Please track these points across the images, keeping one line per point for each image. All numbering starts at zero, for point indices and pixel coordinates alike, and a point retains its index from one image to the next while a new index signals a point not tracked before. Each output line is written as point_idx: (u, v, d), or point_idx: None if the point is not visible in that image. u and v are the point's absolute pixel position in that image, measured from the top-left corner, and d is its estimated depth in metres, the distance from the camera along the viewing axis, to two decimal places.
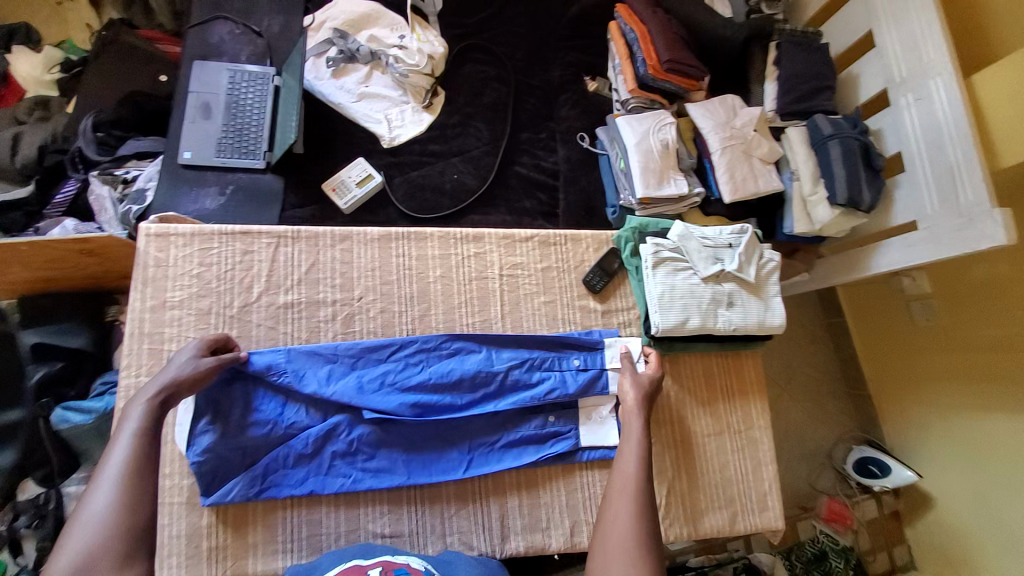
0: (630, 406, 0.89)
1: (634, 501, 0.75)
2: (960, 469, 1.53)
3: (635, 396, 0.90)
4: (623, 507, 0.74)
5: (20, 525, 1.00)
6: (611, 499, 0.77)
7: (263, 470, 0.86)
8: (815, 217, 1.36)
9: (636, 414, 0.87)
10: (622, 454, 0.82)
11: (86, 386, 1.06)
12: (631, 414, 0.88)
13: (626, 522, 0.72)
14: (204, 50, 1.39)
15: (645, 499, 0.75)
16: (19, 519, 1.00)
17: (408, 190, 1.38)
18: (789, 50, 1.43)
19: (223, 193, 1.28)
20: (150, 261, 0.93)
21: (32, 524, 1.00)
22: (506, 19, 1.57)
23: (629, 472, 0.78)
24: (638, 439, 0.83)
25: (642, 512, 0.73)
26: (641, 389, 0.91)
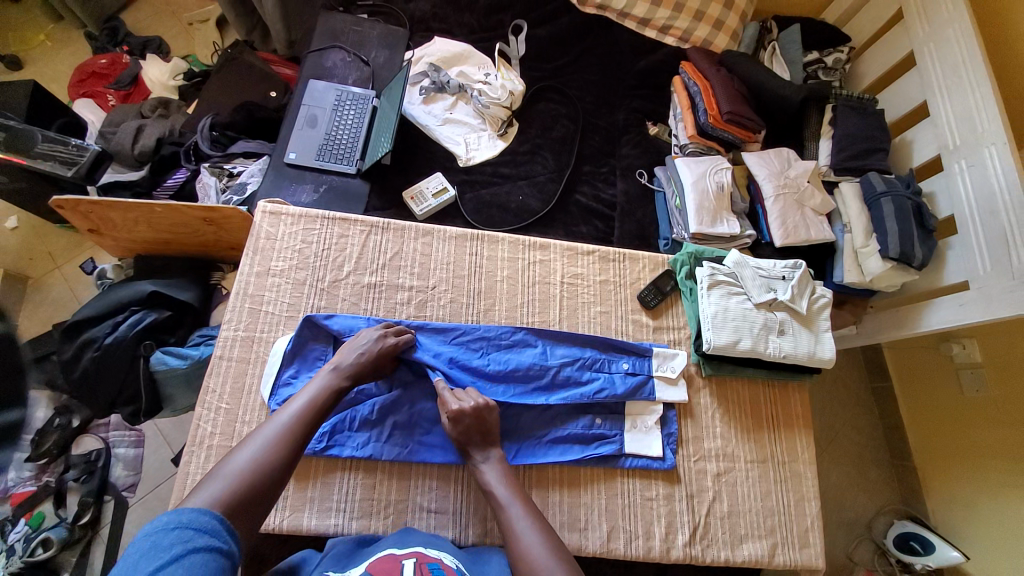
0: (471, 447, 0.91)
1: (537, 531, 0.81)
2: (1008, 558, 1.43)
3: (476, 434, 0.91)
4: (529, 536, 0.80)
5: (70, 478, 1.31)
6: (510, 532, 0.82)
7: (331, 427, 0.94)
8: (866, 269, 1.39)
9: (491, 444, 0.92)
10: (496, 494, 0.87)
11: (184, 336, 1.20)
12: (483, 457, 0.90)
13: (539, 543, 0.79)
14: (319, 72, 1.62)
15: (542, 528, 0.82)
16: (70, 472, 1.31)
17: (477, 205, 1.51)
18: (845, 113, 1.52)
19: (317, 191, 1.45)
20: (262, 233, 1.07)
21: (80, 478, 1.31)
22: (580, 67, 1.75)
23: (519, 514, 0.83)
24: (503, 480, 0.88)
25: (547, 539, 0.80)
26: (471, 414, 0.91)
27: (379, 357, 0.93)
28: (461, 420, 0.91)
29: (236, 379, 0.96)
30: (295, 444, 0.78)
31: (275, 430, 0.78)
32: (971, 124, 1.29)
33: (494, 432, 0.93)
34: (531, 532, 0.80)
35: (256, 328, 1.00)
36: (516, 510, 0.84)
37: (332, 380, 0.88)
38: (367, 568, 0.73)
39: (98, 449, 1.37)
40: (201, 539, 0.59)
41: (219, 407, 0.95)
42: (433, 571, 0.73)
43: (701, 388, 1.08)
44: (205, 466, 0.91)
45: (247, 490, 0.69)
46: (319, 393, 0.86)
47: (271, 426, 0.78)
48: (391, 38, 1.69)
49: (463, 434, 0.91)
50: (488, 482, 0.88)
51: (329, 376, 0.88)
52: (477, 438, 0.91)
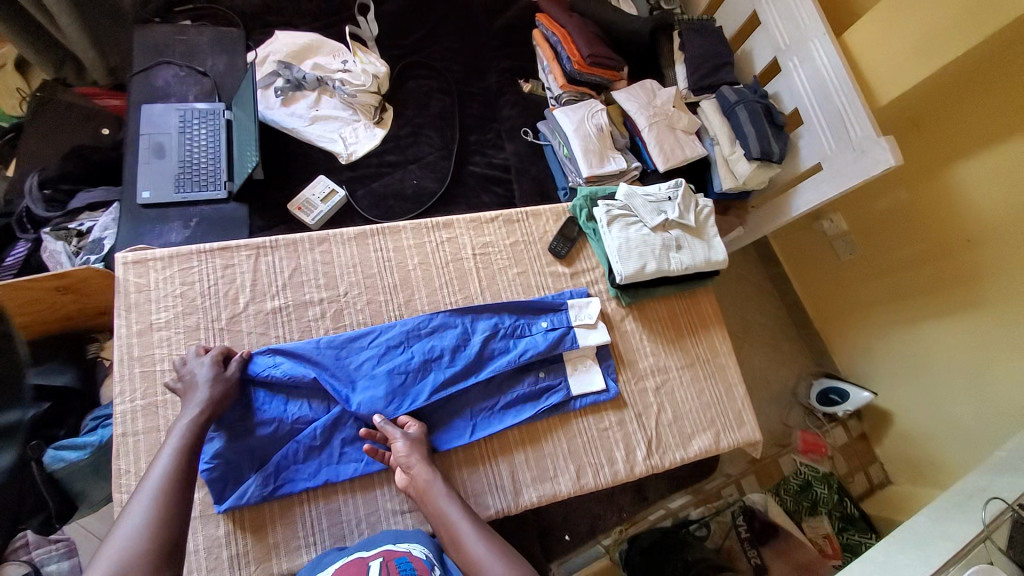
0: (412, 465, 0.89)
1: (483, 539, 0.82)
2: (908, 383, 1.73)
3: (417, 456, 0.90)
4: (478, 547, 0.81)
5: None
6: (456, 541, 0.83)
7: (275, 467, 0.89)
8: (738, 172, 1.54)
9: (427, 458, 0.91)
10: (433, 501, 0.87)
11: (76, 425, 1.06)
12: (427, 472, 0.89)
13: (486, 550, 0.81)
14: (150, 94, 1.42)
15: (487, 533, 0.83)
16: None
17: (373, 200, 1.45)
18: (690, 36, 1.63)
19: (188, 226, 1.31)
20: (130, 288, 0.95)
21: None
22: (440, 36, 1.70)
23: (461, 520, 0.85)
24: (451, 496, 0.87)
25: (493, 544, 0.81)
26: (419, 448, 0.91)
27: (225, 385, 0.87)
28: (412, 449, 0.90)
29: (149, 451, 0.88)
30: (179, 492, 0.74)
31: (149, 490, 0.74)
32: (795, 23, 1.46)
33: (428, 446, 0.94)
34: (476, 539, 0.82)
35: (155, 391, 0.91)
36: (460, 525, 0.84)
37: (197, 417, 0.82)
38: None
39: None
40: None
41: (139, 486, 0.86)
42: (400, 565, 0.75)
43: (624, 317, 1.16)
44: None
45: (146, 557, 0.67)
46: (187, 437, 0.80)
47: (144, 488, 0.74)
48: (225, 40, 1.52)
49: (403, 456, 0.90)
50: (436, 498, 0.87)
51: (191, 415, 0.82)
52: (417, 455, 0.90)
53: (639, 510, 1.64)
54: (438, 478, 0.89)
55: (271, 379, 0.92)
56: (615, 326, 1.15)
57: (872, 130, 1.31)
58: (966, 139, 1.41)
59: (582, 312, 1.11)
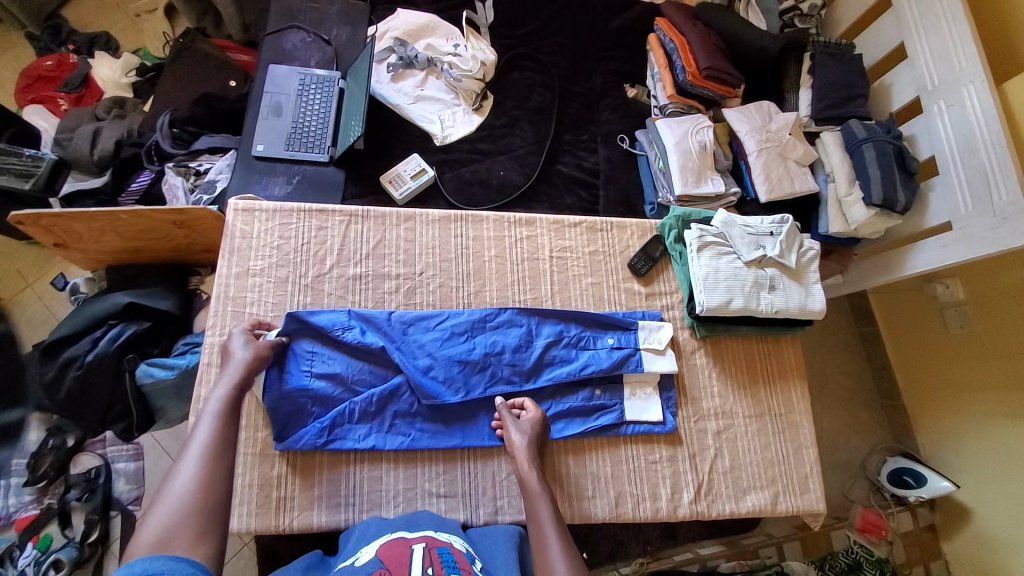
0: (517, 453, 0.90)
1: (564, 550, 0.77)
2: (1001, 485, 1.49)
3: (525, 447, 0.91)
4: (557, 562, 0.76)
5: (71, 498, 1.26)
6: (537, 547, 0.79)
7: (332, 422, 0.93)
8: (851, 217, 1.40)
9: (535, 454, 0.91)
10: (532, 500, 0.85)
11: (168, 346, 1.16)
12: (527, 464, 0.89)
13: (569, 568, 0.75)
14: (278, 56, 1.53)
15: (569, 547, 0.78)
16: (70, 492, 1.27)
17: (458, 184, 1.47)
18: (823, 59, 1.49)
19: (290, 182, 1.40)
20: (236, 233, 1.03)
21: (82, 497, 1.27)
22: (551, 30, 1.67)
23: (545, 525, 0.81)
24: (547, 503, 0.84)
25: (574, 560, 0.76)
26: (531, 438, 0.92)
27: (247, 369, 0.86)
28: (523, 435, 0.92)
29: None
30: (225, 457, 0.73)
31: (192, 460, 0.72)
32: (948, 63, 1.28)
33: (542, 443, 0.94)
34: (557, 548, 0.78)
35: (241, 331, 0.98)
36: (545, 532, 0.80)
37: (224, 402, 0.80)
38: (378, 553, 0.76)
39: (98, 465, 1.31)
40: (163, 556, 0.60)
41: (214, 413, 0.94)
42: (441, 553, 0.76)
43: (696, 349, 1.09)
44: None
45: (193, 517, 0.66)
46: (217, 420, 0.77)
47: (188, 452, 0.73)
48: (351, 14, 1.60)
49: (517, 438, 0.92)
50: (532, 498, 0.85)
51: (227, 386, 0.82)
52: (527, 445, 0.91)
53: (665, 547, 1.56)
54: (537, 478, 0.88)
55: (340, 338, 0.97)
56: (683, 356, 1.08)
57: (1021, 196, 1.13)
58: None
59: (653, 337, 1.06)
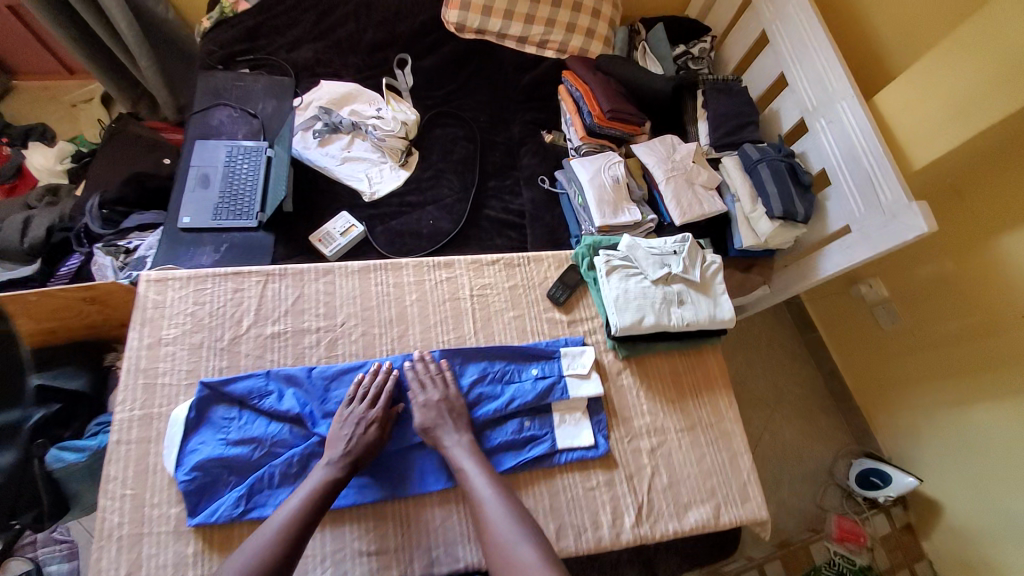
0: (442, 439, 0.95)
1: (509, 515, 0.86)
2: (962, 475, 1.53)
3: (446, 419, 0.96)
4: (506, 534, 0.84)
5: None
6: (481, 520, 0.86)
7: (248, 489, 0.89)
8: (759, 230, 1.50)
9: (462, 428, 0.97)
10: (469, 480, 0.91)
11: (81, 428, 1.12)
12: (454, 443, 0.94)
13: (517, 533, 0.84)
14: (205, 131, 1.59)
15: (513, 511, 0.87)
16: None
17: (389, 237, 1.52)
18: (714, 95, 1.67)
19: (218, 251, 1.42)
20: (148, 304, 1.03)
21: None
22: (470, 89, 1.81)
23: (487, 497, 0.88)
24: (485, 478, 0.91)
25: (519, 522, 0.85)
26: (449, 407, 0.97)
27: (369, 435, 0.93)
28: (442, 412, 0.96)
29: (137, 461, 0.91)
30: (298, 536, 0.82)
31: (270, 532, 0.82)
32: (823, 85, 1.44)
33: (466, 417, 0.98)
34: (502, 516, 0.86)
35: (153, 404, 0.95)
36: (484, 505, 0.87)
37: (330, 474, 0.88)
38: None
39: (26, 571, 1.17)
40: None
41: (123, 494, 0.89)
42: None
43: (621, 370, 1.12)
44: (118, 561, 0.85)
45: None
46: (318, 487, 0.86)
47: (271, 522, 0.83)
48: (277, 88, 1.69)
49: (431, 418, 0.96)
50: (467, 479, 0.91)
51: (330, 464, 0.89)
52: (447, 418, 0.96)
53: None
54: (472, 454, 0.93)
55: (255, 400, 0.95)
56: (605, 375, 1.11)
57: (902, 194, 1.25)
58: (1019, 204, 1.29)
59: (574, 365, 1.08)
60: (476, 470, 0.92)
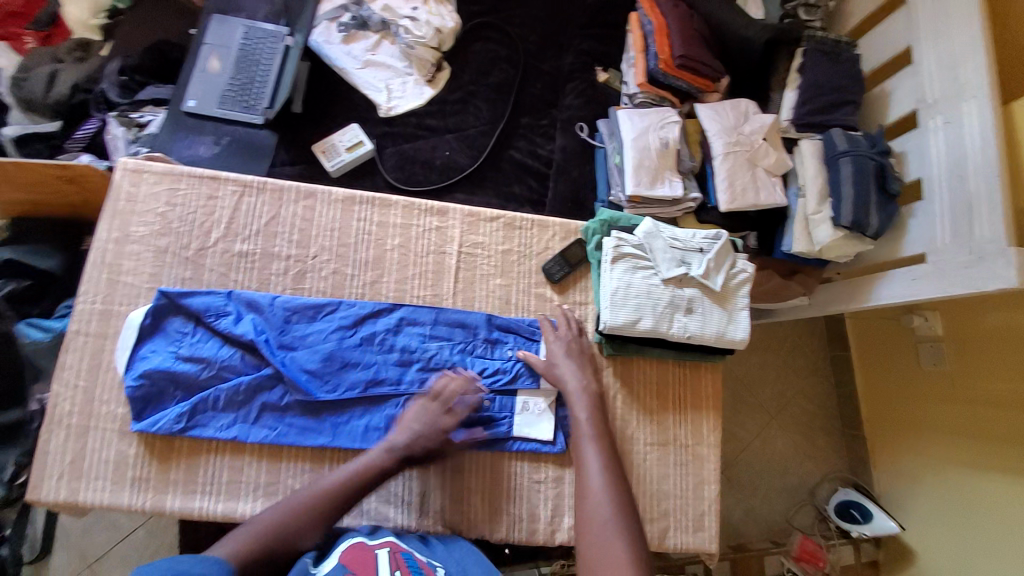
0: (568, 381, 0.92)
1: (604, 475, 0.83)
2: (951, 538, 1.40)
3: (573, 366, 0.94)
4: (599, 492, 0.81)
5: None
6: (582, 473, 0.84)
7: (191, 408, 0.88)
8: (817, 238, 1.28)
9: (587, 373, 0.94)
10: (580, 429, 0.88)
11: (49, 306, 1.15)
12: (578, 388, 0.91)
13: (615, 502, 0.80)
14: (224, 5, 1.43)
15: (611, 472, 0.84)
16: None
17: (399, 160, 1.39)
18: (816, 58, 1.35)
19: (219, 143, 1.33)
20: (121, 194, 0.97)
21: None
22: (525, 0, 1.54)
23: (591, 450, 0.86)
24: (593, 433, 0.88)
25: (614, 489, 0.82)
26: (579, 355, 0.95)
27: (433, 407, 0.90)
28: (569, 355, 0.95)
29: (93, 355, 0.90)
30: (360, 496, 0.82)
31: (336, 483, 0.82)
32: (953, 74, 1.12)
33: (593, 364, 0.96)
34: (598, 475, 0.83)
35: (114, 301, 0.93)
36: (590, 458, 0.85)
37: (394, 449, 0.86)
38: (341, 560, 0.73)
39: None
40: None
41: (75, 385, 0.90)
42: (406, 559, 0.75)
43: (603, 369, 1.00)
44: (65, 444, 0.88)
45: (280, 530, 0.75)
46: (379, 459, 0.85)
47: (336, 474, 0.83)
48: None
49: (558, 357, 0.95)
50: (580, 429, 0.89)
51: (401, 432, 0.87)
52: (574, 359, 0.95)
53: None
54: (591, 406, 0.90)
55: (210, 320, 0.91)
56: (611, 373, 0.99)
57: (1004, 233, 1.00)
58: None
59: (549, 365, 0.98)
60: (590, 423, 0.89)
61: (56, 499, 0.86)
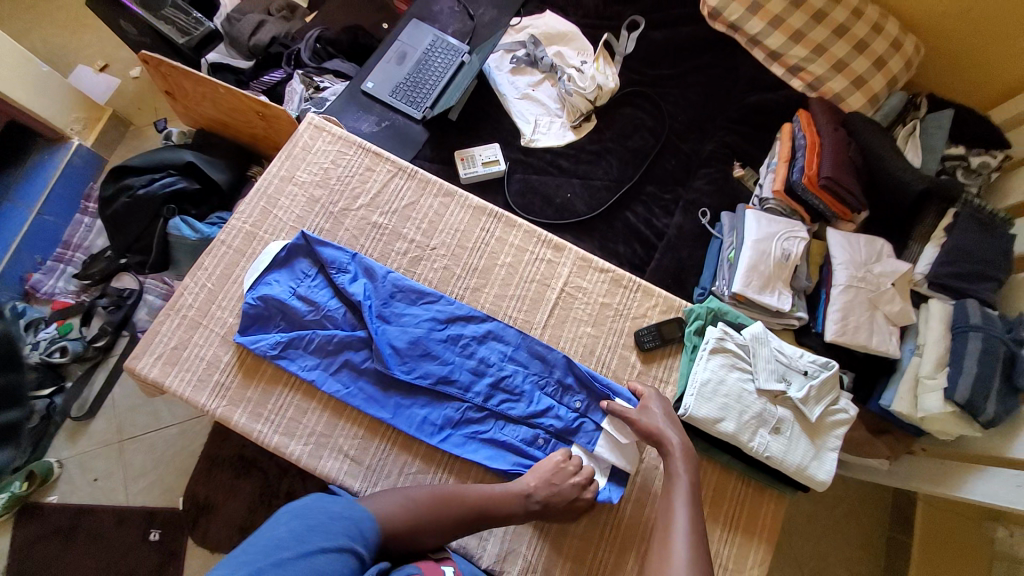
0: (666, 431, 0.88)
1: (688, 540, 0.76)
2: None
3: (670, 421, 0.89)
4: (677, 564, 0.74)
5: (103, 304, 1.74)
6: (661, 531, 0.79)
7: (288, 340, 0.96)
8: (921, 404, 1.19)
9: (675, 424, 0.90)
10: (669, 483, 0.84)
11: (204, 213, 1.26)
12: (678, 443, 0.86)
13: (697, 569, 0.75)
14: (424, 14, 1.63)
15: (696, 544, 0.77)
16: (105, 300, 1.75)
17: (523, 188, 1.46)
18: (968, 223, 1.29)
19: (379, 124, 1.48)
20: (299, 142, 1.10)
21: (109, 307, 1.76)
22: (685, 83, 1.61)
23: (681, 515, 0.79)
24: (687, 493, 0.82)
25: (698, 559, 0.75)
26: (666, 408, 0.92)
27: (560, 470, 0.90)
28: (660, 407, 0.92)
29: (227, 265, 1.02)
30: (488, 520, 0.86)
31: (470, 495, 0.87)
32: None
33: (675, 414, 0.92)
34: (684, 540, 0.76)
35: (260, 227, 1.04)
36: (676, 517, 0.79)
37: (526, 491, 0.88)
38: (419, 564, 0.77)
39: (132, 291, 1.81)
40: (354, 543, 0.71)
41: (204, 285, 1.01)
42: None
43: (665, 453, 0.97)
44: (175, 329, 0.98)
45: (423, 517, 0.81)
46: (508, 492, 0.88)
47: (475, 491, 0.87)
48: (504, 1, 1.66)
49: (647, 404, 0.92)
50: (671, 483, 0.83)
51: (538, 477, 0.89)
52: (661, 410, 0.91)
53: None
54: (687, 465, 0.85)
55: (330, 270, 1.00)
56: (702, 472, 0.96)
57: None
58: None
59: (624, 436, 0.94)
60: (682, 480, 0.83)
61: (148, 373, 0.96)
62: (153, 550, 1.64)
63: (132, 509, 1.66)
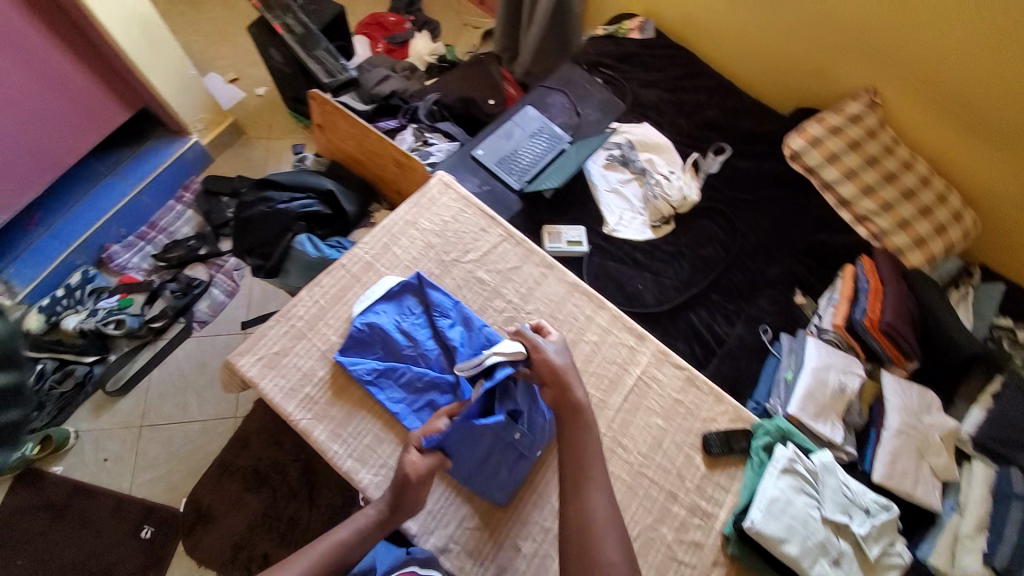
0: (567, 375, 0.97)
1: (601, 497, 0.87)
2: None
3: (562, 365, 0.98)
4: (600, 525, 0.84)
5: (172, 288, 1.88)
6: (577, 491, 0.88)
7: (384, 371, 1.02)
8: (960, 562, 1.20)
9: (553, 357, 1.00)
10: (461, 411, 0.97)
11: (325, 235, 1.37)
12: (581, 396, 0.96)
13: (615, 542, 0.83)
14: (538, 104, 1.85)
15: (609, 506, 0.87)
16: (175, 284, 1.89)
17: (598, 271, 1.57)
18: (1014, 393, 1.37)
19: (480, 187, 1.64)
20: (427, 194, 1.23)
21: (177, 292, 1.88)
22: (758, 208, 1.75)
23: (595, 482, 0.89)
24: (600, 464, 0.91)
25: (612, 521, 0.85)
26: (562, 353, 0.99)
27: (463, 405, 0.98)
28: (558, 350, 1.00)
29: (342, 287, 1.10)
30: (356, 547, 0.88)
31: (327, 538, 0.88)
32: None
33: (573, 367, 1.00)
34: (598, 506, 0.86)
35: (378, 260, 1.14)
36: (592, 480, 0.89)
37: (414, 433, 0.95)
38: None
39: (202, 280, 1.93)
40: None
41: (316, 301, 1.09)
42: None
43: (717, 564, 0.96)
44: (281, 337, 1.05)
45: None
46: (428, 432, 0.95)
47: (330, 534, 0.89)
48: (608, 107, 1.89)
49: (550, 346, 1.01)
50: (576, 446, 0.92)
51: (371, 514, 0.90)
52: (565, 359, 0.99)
53: None
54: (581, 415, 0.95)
55: (433, 313, 1.08)
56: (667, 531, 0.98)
57: None
58: None
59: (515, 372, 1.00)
60: (581, 438, 0.93)
61: (247, 371, 1.00)
62: (140, 549, 1.60)
63: (132, 499, 1.66)
